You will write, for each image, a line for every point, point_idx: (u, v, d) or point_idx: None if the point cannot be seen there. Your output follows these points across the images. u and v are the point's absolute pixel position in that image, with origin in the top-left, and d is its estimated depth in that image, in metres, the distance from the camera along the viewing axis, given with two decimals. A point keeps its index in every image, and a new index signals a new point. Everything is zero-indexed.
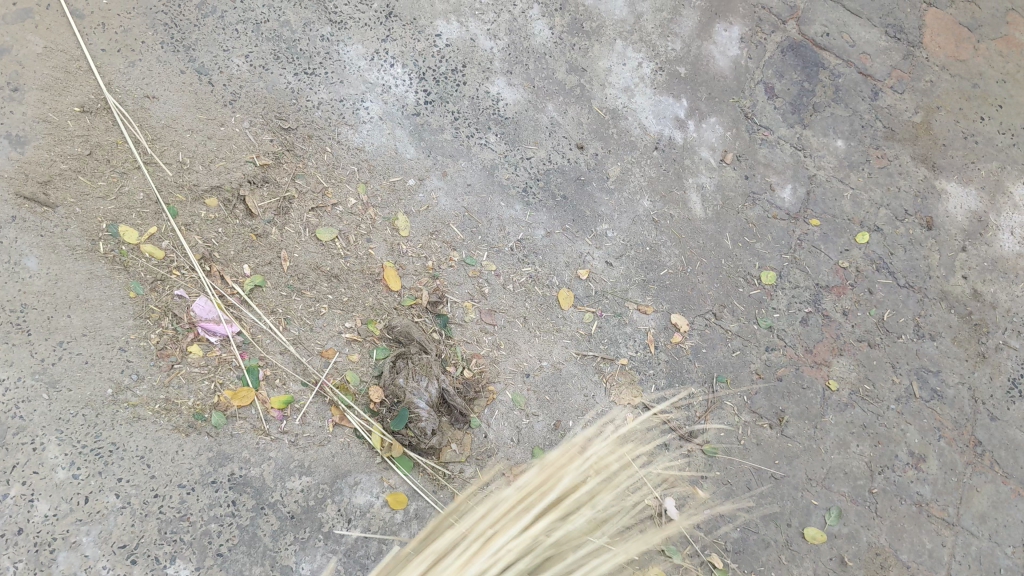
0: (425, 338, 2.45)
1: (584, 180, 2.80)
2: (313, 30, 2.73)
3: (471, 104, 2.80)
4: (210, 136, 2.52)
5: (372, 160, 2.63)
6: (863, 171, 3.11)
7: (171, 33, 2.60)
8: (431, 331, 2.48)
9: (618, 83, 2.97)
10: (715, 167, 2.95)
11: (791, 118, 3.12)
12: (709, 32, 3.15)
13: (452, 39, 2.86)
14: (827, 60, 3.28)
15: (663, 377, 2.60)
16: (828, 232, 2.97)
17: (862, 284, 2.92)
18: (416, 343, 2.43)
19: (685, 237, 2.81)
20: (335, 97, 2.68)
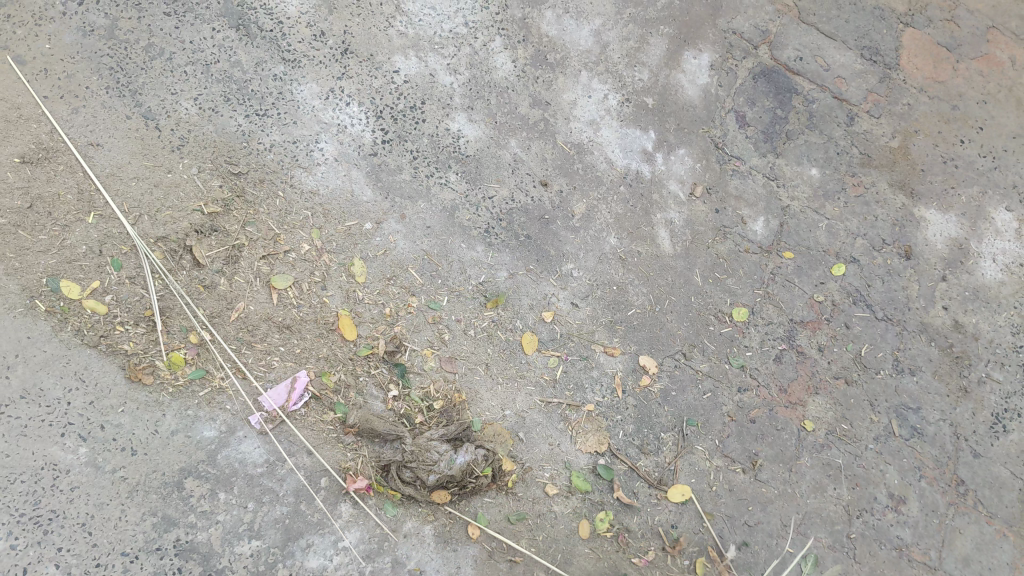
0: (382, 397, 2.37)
1: (549, 220, 2.72)
2: (265, 69, 2.65)
3: (431, 142, 2.72)
4: (158, 183, 2.43)
5: (326, 204, 2.55)
6: (838, 201, 3.03)
7: (117, 77, 2.52)
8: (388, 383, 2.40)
9: (582, 116, 2.90)
10: (684, 201, 2.88)
11: (763, 147, 3.05)
12: (677, 60, 3.08)
13: (410, 75, 2.78)
14: (800, 86, 3.20)
15: (631, 422, 2.51)
16: (803, 265, 2.89)
17: (839, 318, 2.84)
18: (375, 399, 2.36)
19: (653, 274, 2.72)
20: (288, 138, 2.59)
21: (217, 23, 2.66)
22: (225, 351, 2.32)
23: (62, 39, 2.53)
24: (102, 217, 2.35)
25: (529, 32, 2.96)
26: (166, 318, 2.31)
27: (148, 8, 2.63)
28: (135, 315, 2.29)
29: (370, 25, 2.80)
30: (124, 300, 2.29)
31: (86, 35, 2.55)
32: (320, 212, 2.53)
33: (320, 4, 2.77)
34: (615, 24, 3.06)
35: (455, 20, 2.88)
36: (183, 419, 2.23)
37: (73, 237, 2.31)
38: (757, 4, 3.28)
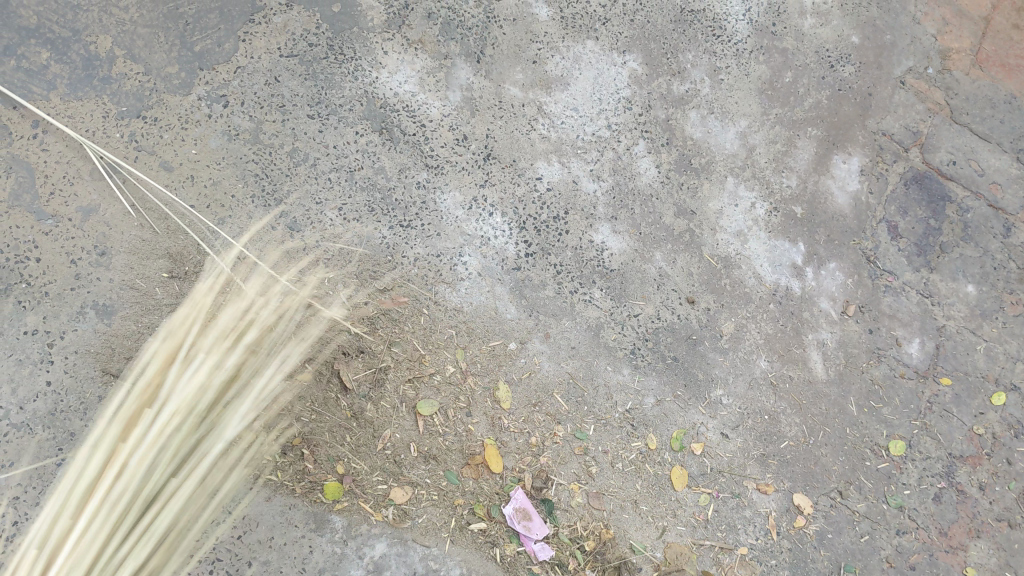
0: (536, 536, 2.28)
1: (696, 339, 2.58)
2: (408, 176, 2.56)
3: (575, 255, 2.60)
4: (303, 300, 2.37)
5: (471, 322, 2.45)
6: (996, 321, 2.86)
7: (262, 185, 2.46)
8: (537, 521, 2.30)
9: (729, 227, 2.75)
10: (837, 320, 2.74)
11: (916, 261, 2.88)
12: (826, 164, 2.92)
13: (553, 182, 2.67)
14: (954, 192, 2.99)
15: (786, 568, 2.41)
16: (961, 393, 2.72)
17: (1000, 454, 2.66)
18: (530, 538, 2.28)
19: (806, 402, 2.59)
20: (432, 251, 2.50)
21: (360, 126, 2.57)
22: (374, 482, 2.25)
23: (208, 144, 2.46)
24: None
25: (673, 134, 2.81)
26: (314, 447, 2.23)
27: (291, 110, 2.54)
28: (282, 442, 2.19)
29: (511, 128, 2.69)
30: (272, 424, 2.20)
31: (231, 139, 2.48)
32: (463, 332, 2.44)
33: (462, 105, 2.67)
34: (761, 125, 2.90)
35: (597, 122, 2.76)
36: (330, 557, 2.18)
37: None
38: (907, 101, 3.06)
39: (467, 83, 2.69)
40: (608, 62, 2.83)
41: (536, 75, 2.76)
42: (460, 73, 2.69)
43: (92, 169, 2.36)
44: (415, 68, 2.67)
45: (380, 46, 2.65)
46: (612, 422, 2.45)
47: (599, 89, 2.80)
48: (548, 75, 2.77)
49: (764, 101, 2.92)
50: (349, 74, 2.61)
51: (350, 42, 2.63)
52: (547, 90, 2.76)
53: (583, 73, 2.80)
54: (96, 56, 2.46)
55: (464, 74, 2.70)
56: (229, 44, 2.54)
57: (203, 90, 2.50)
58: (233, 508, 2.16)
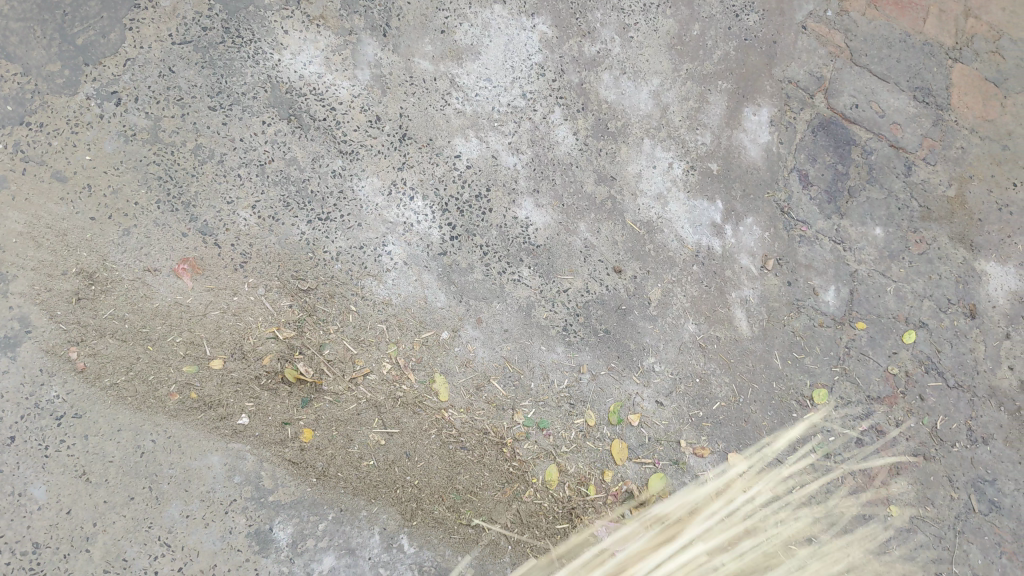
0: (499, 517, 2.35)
1: (625, 309, 2.61)
2: (322, 165, 2.45)
3: (500, 234, 2.56)
4: (223, 309, 2.29)
5: (401, 314, 2.41)
6: (903, 261, 2.92)
7: (167, 187, 2.32)
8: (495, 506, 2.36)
9: (649, 190, 2.74)
10: (757, 275, 2.78)
11: (828, 209, 2.91)
12: (738, 118, 2.90)
13: (473, 158, 2.60)
14: (858, 135, 3.01)
15: (726, 528, 2.52)
16: (875, 335, 2.82)
17: (913, 391, 2.80)
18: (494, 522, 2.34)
19: (734, 361, 2.66)
20: (354, 244, 2.42)
21: (266, 114, 2.44)
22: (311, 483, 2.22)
23: (103, 147, 2.31)
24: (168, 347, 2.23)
25: (587, 99, 2.77)
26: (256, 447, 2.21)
27: (190, 103, 2.39)
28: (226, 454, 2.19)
29: (425, 104, 2.60)
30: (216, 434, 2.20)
31: (128, 140, 2.33)
32: (395, 325, 2.40)
33: (372, 84, 2.56)
34: (673, 82, 2.86)
35: (512, 91, 2.69)
36: None
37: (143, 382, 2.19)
38: (810, 47, 3.03)
39: (375, 59, 2.58)
40: (518, 26, 2.74)
41: (445, 45, 2.66)
42: (367, 49, 2.57)
43: None
44: (318, 46, 2.53)
45: (279, 25, 2.50)
46: (548, 405, 2.46)
47: (510, 56, 2.72)
48: (458, 45, 2.67)
49: (674, 57, 2.87)
50: (249, 59, 2.46)
51: (246, 23, 2.48)
52: (458, 61, 2.66)
53: (494, 40, 2.71)
54: None
55: (371, 50, 2.58)
56: (114, 34, 2.37)
57: (91, 87, 2.33)
58: (172, 540, 2.12)
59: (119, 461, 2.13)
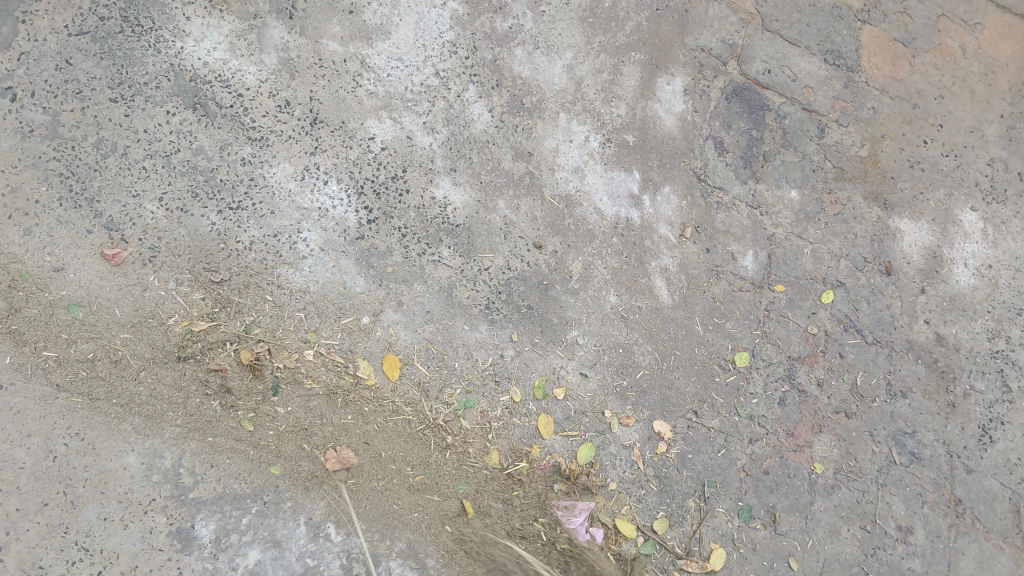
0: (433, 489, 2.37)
1: (547, 285, 2.62)
2: (231, 153, 2.42)
3: (418, 215, 2.55)
4: (134, 306, 2.25)
5: (320, 301, 2.39)
6: (819, 223, 2.98)
7: (69, 184, 2.27)
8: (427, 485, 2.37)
9: (567, 164, 2.75)
10: (676, 244, 2.81)
11: (743, 174, 2.95)
12: (652, 88, 2.91)
13: (387, 140, 2.58)
14: (771, 100, 3.05)
15: (654, 495, 2.56)
16: (794, 297, 2.88)
17: (833, 349, 2.86)
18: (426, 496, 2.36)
19: (657, 330, 2.70)
20: (268, 232, 2.39)
21: (171, 104, 2.39)
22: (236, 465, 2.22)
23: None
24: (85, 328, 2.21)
25: (502, 75, 2.76)
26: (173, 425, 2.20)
27: (90, 95, 2.33)
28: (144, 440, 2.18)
29: (335, 86, 2.57)
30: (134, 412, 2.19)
31: (25, 136, 2.26)
32: (313, 313, 2.38)
33: (280, 68, 2.52)
34: (586, 55, 2.86)
35: (424, 70, 2.67)
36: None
37: (53, 386, 2.15)
38: (721, 14, 3.06)
39: (282, 43, 2.53)
40: (428, 4, 2.72)
41: (354, 26, 2.62)
42: (273, 33, 2.53)
43: None
44: (222, 31, 2.48)
45: (181, 12, 2.45)
46: (471, 383, 2.47)
47: (421, 34, 2.69)
48: (367, 25, 2.64)
49: (586, 30, 2.88)
50: (150, 48, 2.40)
51: (146, 11, 2.42)
52: (368, 41, 2.63)
53: (404, 19, 2.68)
54: None
55: (277, 33, 2.53)
56: (5, 27, 2.30)
57: None
58: (89, 544, 2.08)
59: (31, 466, 2.08)
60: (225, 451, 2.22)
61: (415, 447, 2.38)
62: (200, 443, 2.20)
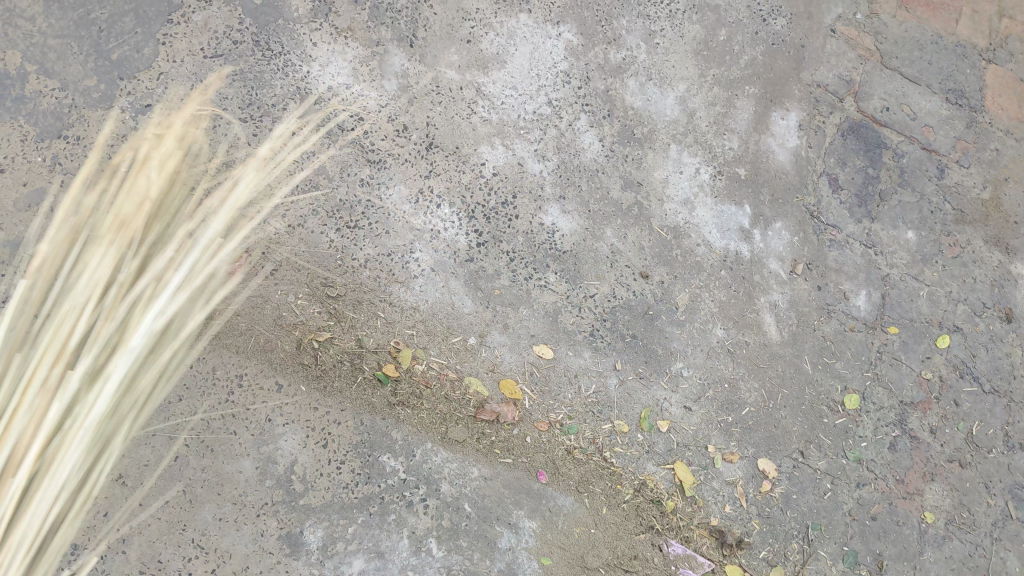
0: (538, 502, 2.36)
1: (653, 315, 2.61)
2: (351, 174, 2.49)
3: (526, 240, 2.58)
4: (255, 315, 2.33)
5: (429, 320, 2.44)
6: (936, 265, 2.89)
7: (200, 197, 2.37)
8: (531, 500, 2.36)
9: (676, 196, 2.74)
10: (786, 280, 2.76)
11: (858, 212, 2.88)
12: (765, 122, 2.89)
13: (499, 165, 2.62)
14: (889, 139, 2.98)
15: (756, 534, 2.50)
16: (908, 340, 2.79)
17: (948, 396, 2.76)
18: (532, 506, 2.35)
19: (764, 366, 2.65)
20: (382, 251, 2.46)
21: (296, 125, 2.49)
22: (345, 470, 2.27)
23: (138, 159, 2.36)
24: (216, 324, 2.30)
25: (614, 105, 2.78)
26: (288, 423, 2.27)
27: (222, 114, 2.44)
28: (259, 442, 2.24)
29: (451, 113, 2.63)
30: (253, 411, 2.25)
31: None
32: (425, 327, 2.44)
33: (399, 94, 2.60)
34: (699, 87, 2.86)
35: (537, 99, 2.72)
36: None
37: (182, 386, 2.23)
38: (838, 50, 3.03)
39: (402, 70, 2.63)
40: (543, 35, 2.79)
41: (472, 55, 2.70)
42: (394, 60, 2.63)
43: (16, 198, 2.26)
44: (347, 58, 2.59)
45: (308, 38, 2.57)
46: (569, 402, 2.48)
47: (536, 64, 2.75)
48: (484, 54, 2.72)
49: (700, 63, 2.89)
50: (279, 72, 2.52)
51: (276, 36, 2.54)
52: (484, 69, 2.70)
53: (519, 49, 2.75)
54: (6, 74, 2.34)
55: (398, 61, 2.63)
56: (149, 49, 2.44)
57: (125, 101, 2.39)
58: (205, 542, 2.14)
59: (154, 464, 2.15)
60: (338, 443, 2.29)
61: (516, 464, 2.39)
62: (312, 438, 2.27)
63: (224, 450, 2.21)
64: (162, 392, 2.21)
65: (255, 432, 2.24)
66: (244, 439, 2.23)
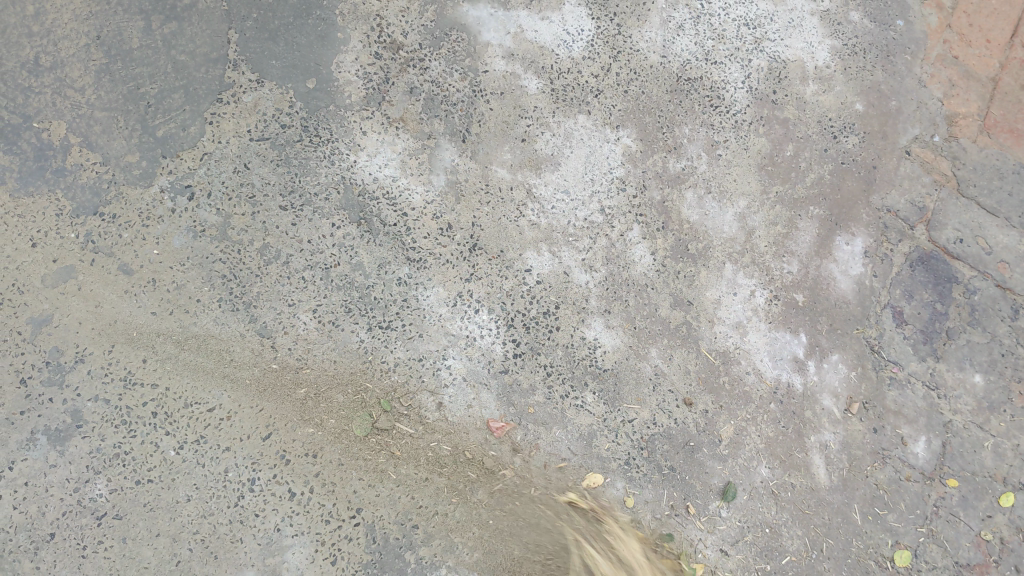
0: None
1: (694, 447, 2.45)
2: (388, 272, 2.39)
3: (565, 354, 2.44)
4: (274, 414, 2.22)
5: (454, 433, 2.31)
6: (1004, 414, 2.68)
7: (230, 286, 2.29)
8: None
9: (728, 318, 2.59)
10: (840, 418, 2.59)
11: (923, 350, 2.69)
12: (828, 247, 2.74)
13: (543, 273, 2.50)
14: (960, 273, 2.80)
15: None
16: (968, 495, 2.58)
17: (1008, 560, 2.54)
18: None
19: (809, 512, 2.47)
20: (413, 355, 2.33)
21: (337, 217, 2.40)
22: None
23: (172, 242, 2.29)
24: (233, 422, 2.19)
25: (668, 217, 2.65)
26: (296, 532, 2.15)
27: (262, 201, 2.36)
28: (264, 551, 2.13)
29: (499, 214, 2.53)
30: (262, 518, 2.14)
31: (196, 235, 2.31)
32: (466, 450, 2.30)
33: (447, 190, 2.51)
34: (761, 205, 2.73)
35: (589, 205, 2.60)
36: None
37: (193, 487, 2.13)
38: (912, 174, 2.88)
39: (452, 165, 2.53)
40: (601, 138, 2.68)
41: (525, 154, 2.60)
42: (444, 154, 2.54)
43: (44, 274, 2.21)
44: (396, 149, 2.51)
45: (358, 125, 2.49)
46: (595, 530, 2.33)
47: (590, 167, 2.64)
48: (538, 154, 2.61)
49: (764, 178, 2.76)
50: (325, 159, 2.44)
51: (325, 122, 2.47)
52: (537, 170, 2.60)
53: (575, 151, 2.65)
54: (49, 145, 2.31)
55: (448, 155, 2.54)
56: (194, 127, 2.38)
57: (166, 180, 2.33)
58: None
59: (154, 568, 2.07)
60: (348, 554, 2.16)
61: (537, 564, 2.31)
62: (321, 549, 2.15)
63: (228, 558, 2.11)
64: (170, 491, 2.12)
65: (261, 540, 2.13)
66: (250, 545, 2.12)
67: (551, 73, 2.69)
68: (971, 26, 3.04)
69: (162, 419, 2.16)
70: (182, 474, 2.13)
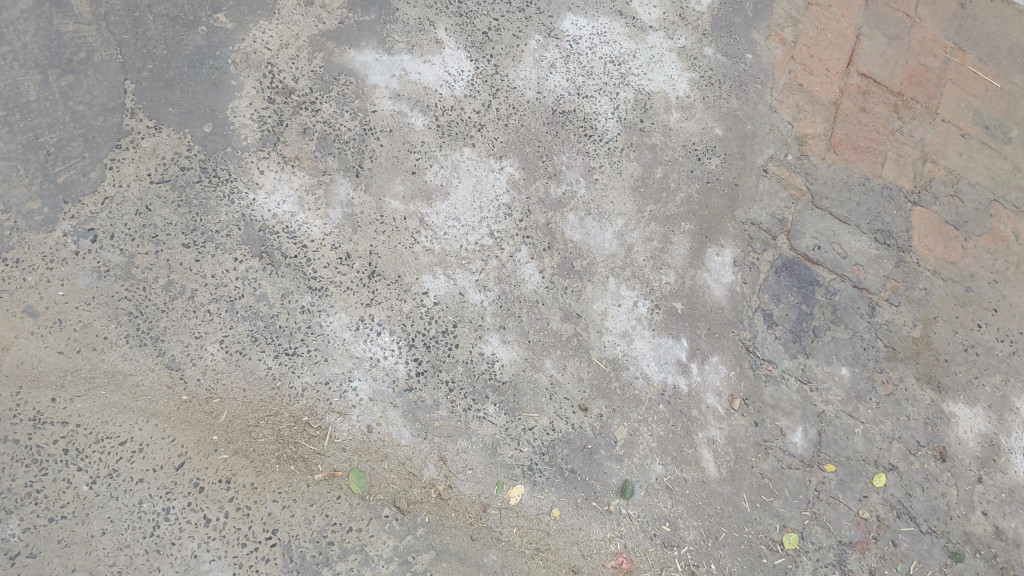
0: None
1: (592, 448, 2.61)
2: (291, 301, 2.50)
3: (466, 369, 2.58)
4: (188, 443, 2.28)
5: (362, 449, 2.41)
6: (870, 402, 2.92)
7: (137, 323, 2.36)
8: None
9: (615, 327, 2.78)
10: (724, 415, 2.79)
11: (793, 348, 2.94)
12: (701, 258, 2.97)
13: (440, 295, 2.65)
14: (821, 276, 3.07)
15: None
16: (845, 478, 2.79)
17: (885, 536, 2.75)
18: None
19: (701, 504, 2.65)
20: (320, 379, 2.44)
21: (238, 251, 2.50)
22: None
23: (76, 283, 2.34)
24: (145, 454, 2.25)
25: (553, 238, 2.84)
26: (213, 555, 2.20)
27: (165, 240, 2.45)
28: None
29: (395, 242, 2.67)
30: (178, 546, 2.19)
31: (101, 276, 2.37)
32: (390, 458, 2.42)
33: (344, 222, 2.64)
34: (637, 223, 2.95)
35: (479, 230, 2.77)
36: None
37: (109, 519, 2.17)
38: (771, 190, 3.16)
39: (347, 199, 2.67)
40: (486, 168, 2.86)
41: (416, 185, 2.76)
42: (339, 189, 2.67)
43: None
44: (293, 186, 2.63)
45: (255, 165, 2.61)
46: (504, 531, 2.45)
47: (478, 196, 2.82)
48: (428, 185, 2.77)
49: (638, 199, 2.98)
50: (224, 198, 2.55)
51: (222, 163, 2.58)
52: (428, 200, 2.76)
53: (462, 181, 2.82)
54: None
55: (343, 189, 2.67)
56: (94, 173, 2.46)
57: (68, 224, 2.39)
58: None
59: None
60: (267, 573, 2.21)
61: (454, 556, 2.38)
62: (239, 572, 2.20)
63: None
64: (88, 525, 2.15)
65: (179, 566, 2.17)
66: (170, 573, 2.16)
67: (436, 110, 2.87)
68: (812, 56, 3.43)
69: (75, 454, 2.20)
70: (98, 507, 2.17)
